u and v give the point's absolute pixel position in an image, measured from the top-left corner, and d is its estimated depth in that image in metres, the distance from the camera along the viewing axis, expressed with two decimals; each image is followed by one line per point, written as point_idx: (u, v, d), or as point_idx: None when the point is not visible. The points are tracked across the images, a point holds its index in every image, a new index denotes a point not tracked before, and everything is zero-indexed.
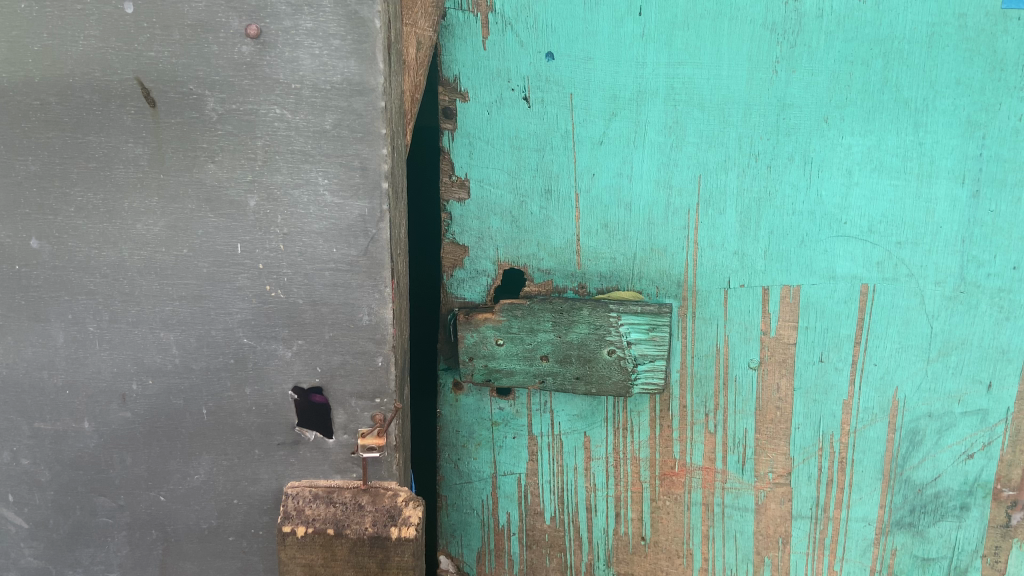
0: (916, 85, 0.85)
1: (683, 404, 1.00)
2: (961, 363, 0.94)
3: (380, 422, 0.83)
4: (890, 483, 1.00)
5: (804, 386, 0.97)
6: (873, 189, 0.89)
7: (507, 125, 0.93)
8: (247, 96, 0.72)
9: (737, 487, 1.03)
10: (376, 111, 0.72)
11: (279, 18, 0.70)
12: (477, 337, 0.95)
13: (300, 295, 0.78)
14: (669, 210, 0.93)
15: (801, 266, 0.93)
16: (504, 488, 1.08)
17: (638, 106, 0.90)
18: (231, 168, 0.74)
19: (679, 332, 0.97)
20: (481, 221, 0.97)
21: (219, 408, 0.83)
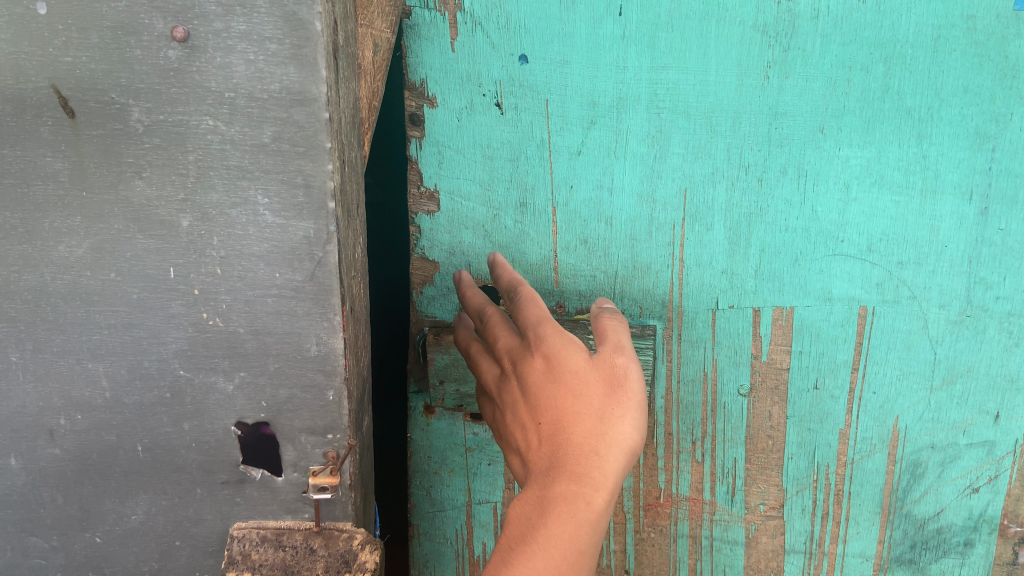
0: (919, 93, 0.81)
1: (670, 434, 1.01)
2: (966, 394, 0.94)
3: (332, 459, 0.76)
4: (888, 516, 1.02)
5: (797, 414, 0.98)
6: (872, 206, 0.86)
7: (478, 134, 0.88)
8: (176, 105, 0.65)
9: (725, 520, 1.06)
10: (321, 124, 0.65)
11: (208, 19, 0.62)
12: (448, 359, 0.95)
13: (240, 323, 0.71)
14: (653, 225, 0.90)
15: (795, 285, 0.91)
16: (480, 517, 1.08)
17: (618, 113, 0.85)
18: (160, 185, 0.67)
19: (666, 355, 0.96)
20: (453, 235, 0.93)
21: (156, 445, 0.76)
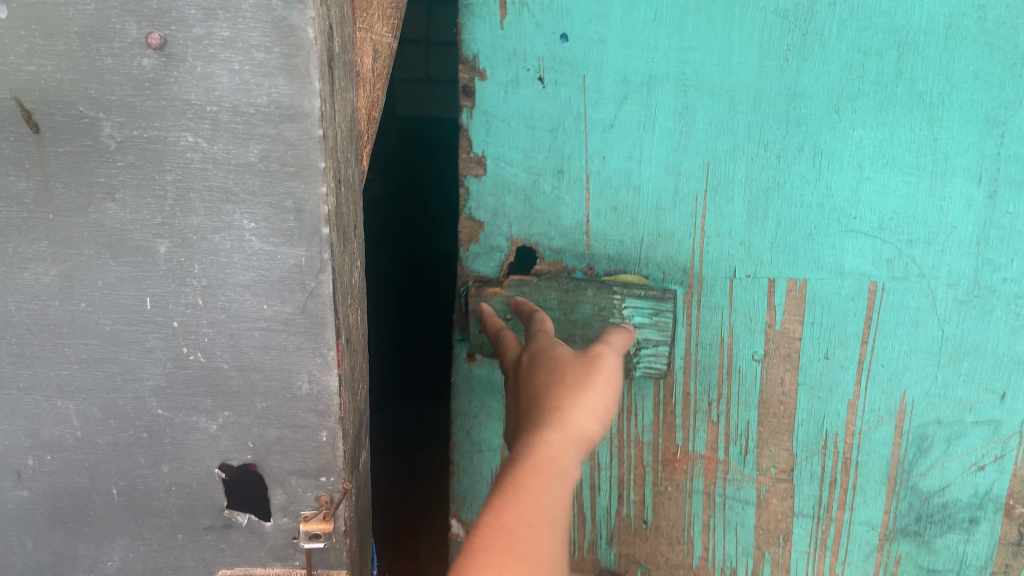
0: (929, 77, 0.77)
1: (686, 391, 0.93)
2: (973, 369, 0.87)
3: (325, 504, 0.70)
4: (895, 488, 0.94)
5: (808, 381, 0.90)
6: (881, 184, 0.81)
7: (523, 105, 0.84)
8: (152, 120, 0.58)
9: (738, 479, 0.97)
10: (314, 141, 0.58)
11: (187, 24, 0.55)
12: None
13: (224, 358, 0.65)
14: (677, 196, 0.85)
15: (807, 260, 0.85)
16: None
17: (649, 90, 0.81)
18: (135, 208, 0.60)
19: (684, 318, 0.89)
20: (496, 198, 0.88)
21: (133, 488, 0.69)
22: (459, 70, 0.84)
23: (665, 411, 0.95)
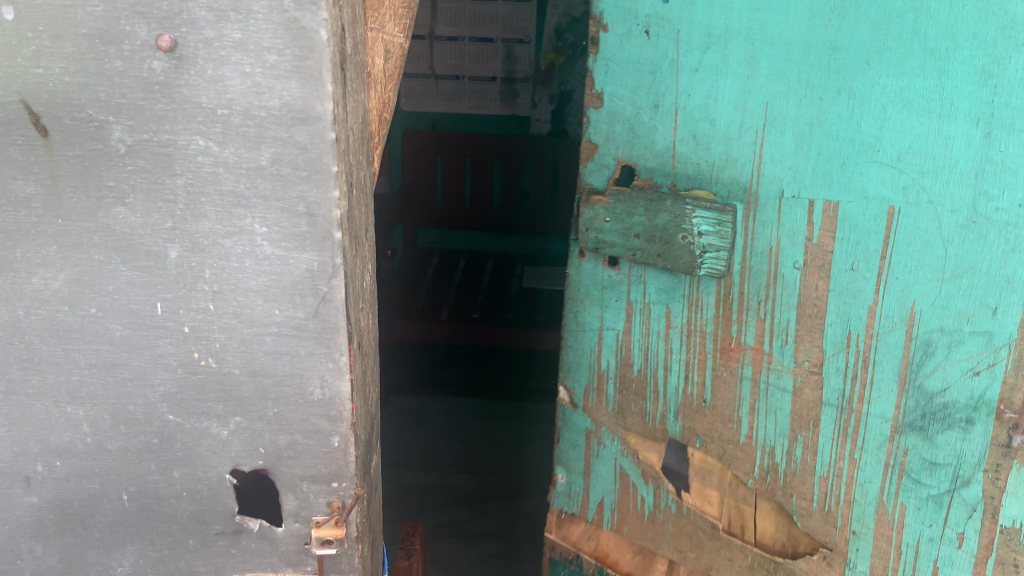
0: (943, 29, 0.68)
1: (741, 292, 0.87)
2: (978, 263, 0.71)
3: (337, 510, 0.70)
4: (902, 386, 0.78)
5: (838, 288, 0.80)
6: (904, 122, 0.71)
7: (631, 55, 0.86)
8: (162, 123, 0.57)
9: (778, 369, 0.87)
10: (326, 145, 0.57)
11: (198, 26, 0.54)
12: (591, 213, 0.93)
13: (235, 364, 0.64)
14: (743, 129, 0.81)
15: (840, 191, 0.77)
16: (606, 341, 1.01)
17: (725, 44, 0.80)
18: (145, 212, 0.59)
19: (740, 229, 0.85)
20: (608, 124, 0.91)
21: (143, 493, 0.68)
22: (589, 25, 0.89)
23: (720, 309, 0.89)
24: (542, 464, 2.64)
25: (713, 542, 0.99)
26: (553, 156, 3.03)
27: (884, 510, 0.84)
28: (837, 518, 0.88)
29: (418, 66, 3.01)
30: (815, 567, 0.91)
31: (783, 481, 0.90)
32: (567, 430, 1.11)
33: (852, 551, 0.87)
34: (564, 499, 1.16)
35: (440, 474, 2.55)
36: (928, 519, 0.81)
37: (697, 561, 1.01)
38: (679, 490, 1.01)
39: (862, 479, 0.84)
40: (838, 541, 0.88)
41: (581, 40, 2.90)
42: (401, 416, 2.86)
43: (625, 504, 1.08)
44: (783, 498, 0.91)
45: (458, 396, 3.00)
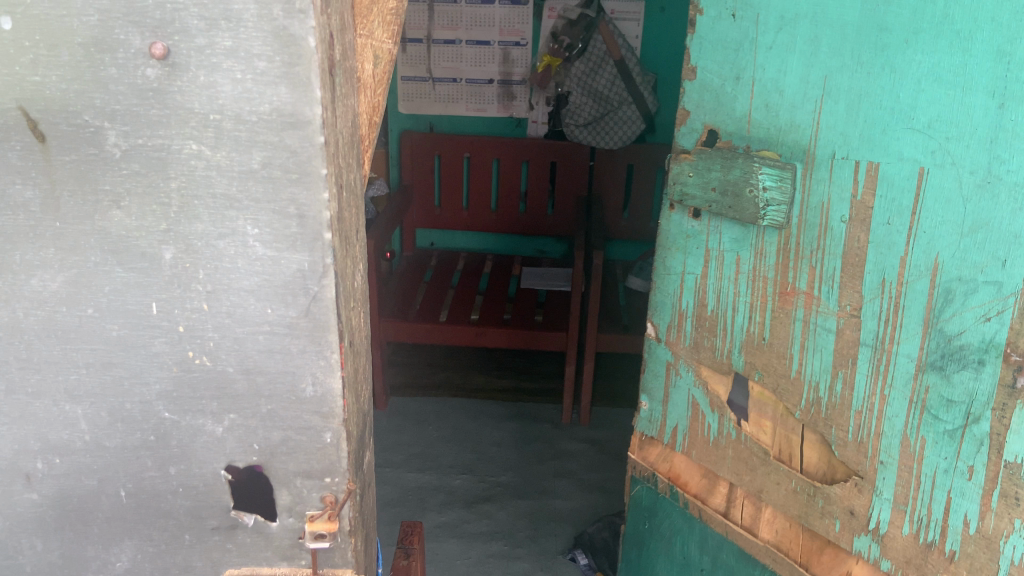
0: (972, 12, 0.78)
1: (797, 242, 1.00)
2: (996, 220, 0.79)
3: (330, 504, 0.71)
4: (926, 328, 0.88)
5: (877, 240, 0.91)
6: (935, 94, 0.82)
7: (721, 35, 1.02)
8: (156, 128, 0.59)
9: (823, 311, 0.99)
10: (315, 148, 0.59)
11: (190, 34, 0.56)
12: (679, 169, 1.10)
13: (229, 362, 0.66)
14: (807, 99, 0.94)
15: (880, 154, 0.88)
16: (688, 284, 1.16)
17: (794, 27, 0.94)
18: (140, 215, 0.61)
19: (800, 186, 0.98)
20: (697, 95, 1.07)
21: (140, 490, 0.70)
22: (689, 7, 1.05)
23: (780, 258, 1.03)
24: (541, 464, 2.66)
25: (764, 466, 1.12)
26: (552, 156, 3.03)
27: (909, 445, 0.93)
28: (869, 448, 0.98)
29: (416, 70, 3.04)
30: (848, 493, 1.02)
31: (825, 413, 1.02)
32: (652, 361, 1.26)
33: (880, 480, 0.98)
34: (645, 423, 1.32)
35: (440, 475, 2.57)
36: (948, 452, 0.89)
37: (749, 482, 1.15)
38: (739, 420, 1.14)
39: (890, 415, 0.94)
40: (868, 469, 0.99)
41: (576, 42, 2.86)
42: (401, 417, 2.88)
43: (694, 430, 1.22)
44: (823, 428, 1.03)
45: (457, 396, 3.03)
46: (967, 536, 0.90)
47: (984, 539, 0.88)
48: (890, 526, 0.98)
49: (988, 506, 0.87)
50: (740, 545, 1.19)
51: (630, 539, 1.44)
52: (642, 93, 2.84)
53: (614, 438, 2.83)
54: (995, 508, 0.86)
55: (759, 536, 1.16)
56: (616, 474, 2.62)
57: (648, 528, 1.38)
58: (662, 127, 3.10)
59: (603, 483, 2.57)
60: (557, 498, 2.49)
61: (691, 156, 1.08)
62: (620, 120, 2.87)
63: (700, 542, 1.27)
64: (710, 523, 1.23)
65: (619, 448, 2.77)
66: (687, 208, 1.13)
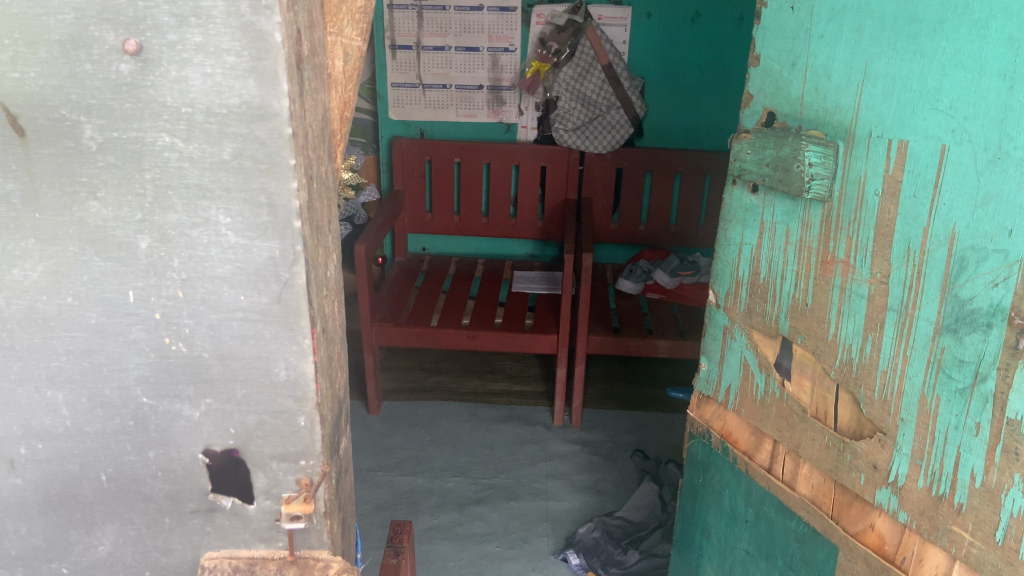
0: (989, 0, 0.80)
1: (837, 215, 1.03)
2: (1005, 191, 0.80)
3: (306, 487, 0.74)
4: (944, 293, 0.89)
5: (905, 212, 0.93)
6: (958, 77, 0.84)
7: (783, 25, 1.08)
8: (131, 121, 0.61)
9: (857, 278, 1.01)
10: (283, 139, 0.61)
11: (161, 30, 0.59)
12: (739, 148, 1.17)
13: (205, 347, 0.68)
14: (850, 82, 0.98)
15: (909, 132, 0.90)
16: (745, 254, 1.22)
17: (840, 17, 0.98)
18: (117, 206, 0.64)
19: (842, 164, 1.01)
20: (762, 82, 1.13)
21: (120, 474, 0.73)
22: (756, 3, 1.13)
23: (823, 229, 1.06)
24: (533, 466, 2.68)
25: (802, 423, 1.14)
26: (542, 160, 3.03)
27: (926, 404, 0.94)
28: (893, 406, 0.99)
29: (406, 76, 3.03)
30: (874, 449, 1.02)
31: (856, 373, 1.03)
32: (712, 326, 1.33)
33: (900, 436, 0.98)
34: (704, 383, 1.38)
35: (432, 478, 2.59)
36: (961, 410, 0.89)
37: (789, 439, 1.18)
38: (784, 379, 1.18)
39: (910, 374, 0.95)
40: (891, 426, 0.99)
41: (564, 47, 2.90)
42: (394, 420, 2.90)
43: (745, 389, 1.26)
44: (852, 387, 1.04)
45: (450, 400, 3.04)
46: (973, 490, 0.90)
47: (989, 493, 0.88)
48: (907, 479, 0.98)
49: (993, 461, 0.87)
50: (779, 499, 1.22)
51: (685, 491, 1.48)
52: (629, 98, 2.94)
53: (606, 439, 2.85)
54: (998, 463, 0.86)
55: (798, 490, 1.18)
56: (607, 475, 2.64)
57: (701, 483, 1.42)
58: (651, 129, 3.10)
59: (594, 484, 2.59)
60: (549, 499, 2.51)
61: (751, 134, 1.14)
62: (609, 125, 2.96)
63: (745, 494, 1.30)
64: (755, 477, 1.27)
65: (611, 450, 2.78)
66: (747, 185, 1.18)
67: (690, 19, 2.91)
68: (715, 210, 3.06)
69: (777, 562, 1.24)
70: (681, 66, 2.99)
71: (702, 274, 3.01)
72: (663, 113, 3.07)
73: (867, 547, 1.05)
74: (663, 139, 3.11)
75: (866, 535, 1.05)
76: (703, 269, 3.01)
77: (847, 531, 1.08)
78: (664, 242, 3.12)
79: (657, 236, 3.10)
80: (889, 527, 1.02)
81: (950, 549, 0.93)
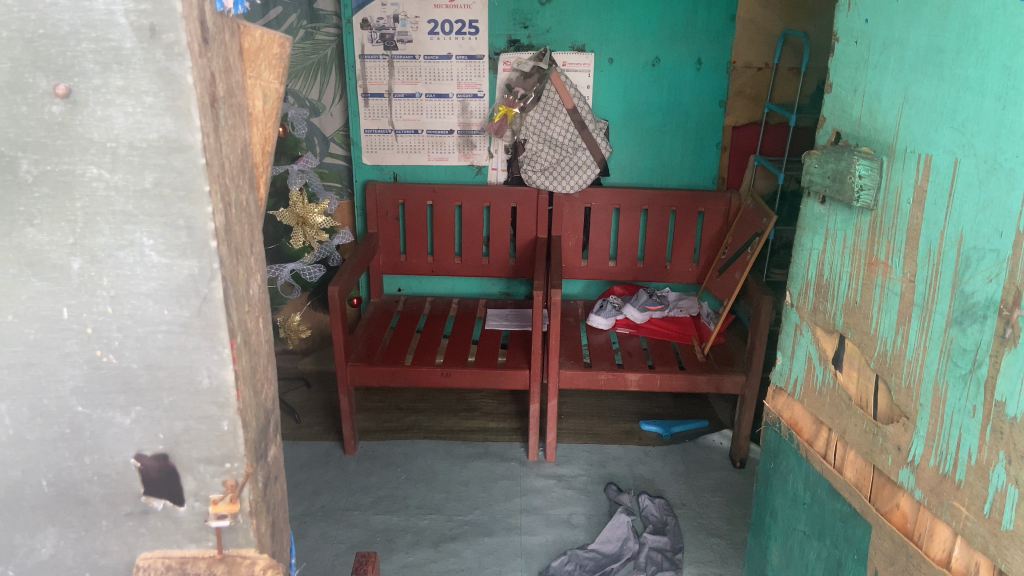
0: (991, 33, 0.87)
1: (880, 220, 1.09)
2: (998, 198, 0.86)
3: (231, 488, 0.80)
4: (954, 289, 0.94)
5: (928, 217, 0.98)
6: (967, 100, 0.91)
7: (849, 57, 1.16)
8: (62, 156, 0.69)
9: (891, 276, 1.07)
10: (197, 168, 0.70)
11: (88, 76, 0.67)
12: (809, 163, 1.25)
13: (133, 359, 0.75)
14: (892, 105, 1.05)
15: (932, 148, 0.97)
16: (814, 257, 1.29)
17: (888, 49, 1.06)
18: (50, 231, 0.71)
19: (884, 174, 1.07)
20: (833, 106, 1.21)
21: (59, 479, 0.79)
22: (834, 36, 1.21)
23: (870, 233, 1.12)
24: (507, 502, 2.66)
25: (848, 410, 1.19)
26: (512, 201, 3.06)
27: (939, 390, 0.98)
28: (915, 393, 1.03)
29: (378, 123, 3.02)
30: (899, 432, 1.06)
31: (889, 362, 1.08)
32: (786, 323, 1.39)
33: (919, 420, 1.02)
34: (778, 375, 1.43)
35: (408, 516, 2.58)
36: (964, 395, 0.94)
37: (837, 426, 1.22)
38: (836, 371, 1.23)
39: (928, 363, 1.00)
40: (913, 411, 1.03)
41: (530, 91, 2.91)
42: (370, 460, 2.89)
43: (809, 381, 1.31)
44: (886, 376, 1.09)
45: (426, 438, 3.03)
46: (970, 468, 0.94)
47: (981, 471, 0.92)
48: (921, 459, 1.02)
49: (984, 441, 0.91)
50: (830, 483, 1.25)
51: (760, 476, 1.51)
52: (595, 140, 2.93)
53: (581, 473, 2.83)
54: (988, 442, 0.91)
55: (844, 474, 1.21)
56: (582, 507, 2.63)
57: (772, 468, 1.45)
58: (617, 168, 3.09)
59: (568, 517, 2.58)
60: (523, 534, 2.50)
61: (822, 149, 1.22)
62: (575, 166, 2.93)
63: (805, 477, 1.33)
64: (812, 461, 1.31)
65: (586, 483, 2.77)
66: (819, 196, 1.26)
67: (651, 64, 2.92)
68: (683, 248, 3.07)
69: (827, 541, 1.27)
70: (645, 112, 3.00)
71: (669, 308, 3.09)
72: (629, 153, 3.06)
73: (893, 525, 1.09)
74: (630, 177, 3.10)
75: (894, 514, 1.10)
76: (670, 303, 3.09)
77: (879, 510, 1.12)
78: (634, 278, 3.13)
79: (625, 273, 3.12)
80: (910, 506, 1.06)
81: (953, 523, 0.97)
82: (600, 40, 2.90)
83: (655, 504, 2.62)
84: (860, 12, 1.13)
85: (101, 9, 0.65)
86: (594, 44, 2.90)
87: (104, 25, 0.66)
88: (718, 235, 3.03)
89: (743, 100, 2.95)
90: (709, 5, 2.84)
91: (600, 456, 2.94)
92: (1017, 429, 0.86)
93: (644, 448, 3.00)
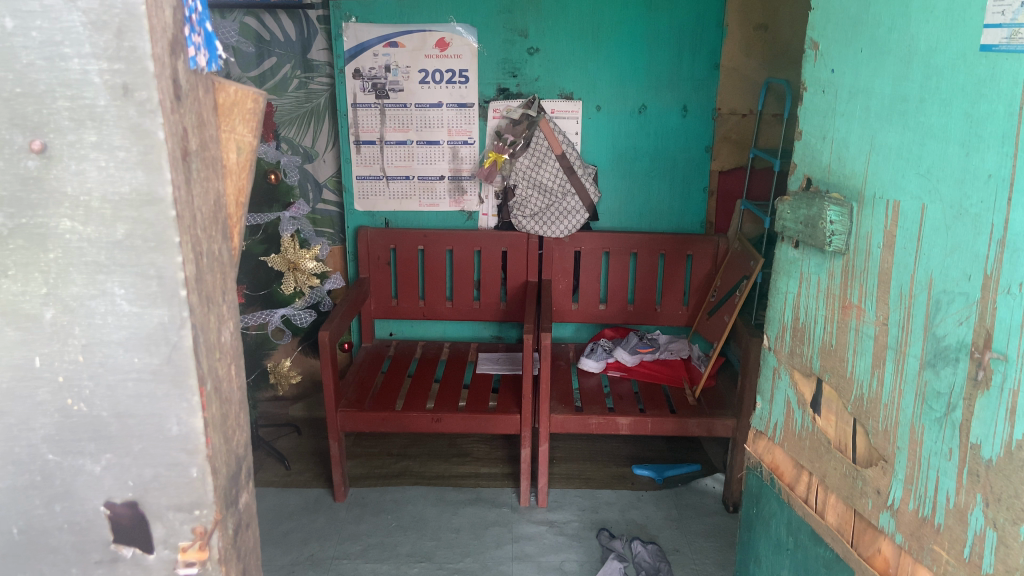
0: (953, 84, 0.90)
1: (853, 264, 1.11)
2: (965, 243, 0.89)
3: (200, 535, 0.81)
4: (926, 331, 0.96)
5: (898, 260, 1.01)
6: (932, 150, 0.93)
7: (818, 107, 1.19)
8: (36, 209, 0.71)
9: (865, 320, 1.09)
10: (168, 220, 0.72)
11: (62, 132, 0.70)
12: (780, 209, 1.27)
13: (103, 407, 0.77)
14: (859, 154, 1.08)
15: (901, 195, 0.99)
16: (790, 302, 1.30)
17: (853, 100, 1.10)
18: (24, 281, 0.73)
19: (856, 219, 1.09)
20: (803, 155, 1.23)
21: (29, 527, 0.80)
22: (801, 87, 1.24)
23: (842, 278, 1.14)
24: (499, 549, 2.64)
25: (828, 454, 1.20)
26: (502, 246, 3.07)
27: (916, 433, 0.99)
28: (892, 436, 1.04)
29: (370, 169, 3.06)
30: (878, 475, 1.07)
31: (866, 406, 1.09)
32: (765, 367, 1.40)
33: (897, 462, 1.03)
34: (757, 419, 1.43)
35: (398, 564, 2.55)
36: (940, 437, 0.95)
37: (817, 470, 1.22)
38: (815, 414, 1.23)
39: (903, 407, 1.01)
40: (891, 454, 1.04)
41: (519, 138, 2.93)
42: (360, 507, 2.87)
43: (789, 424, 1.32)
44: (863, 419, 1.10)
45: (416, 485, 3.01)
46: (948, 511, 0.95)
47: (959, 514, 0.93)
48: (900, 502, 1.03)
49: (961, 484, 0.92)
50: (814, 528, 1.24)
51: (742, 523, 1.51)
52: (584, 185, 2.96)
53: (573, 518, 2.81)
54: (965, 485, 0.92)
55: (827, 518, 1.21)
56: (573, 554, 2.61)
57: (755, 514, 1.45)
58: (606, 213, 3.12)
59: (561, 564, 2.55)
60: None
61: (792, 195, 1.24)
62: (564, 211, 2.97)
63: (788, 522, 1.33)
64: (795, 506, 1.31)
65: (578, 529, 2.74)
66: (793, 240, 1.28)
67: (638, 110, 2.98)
68: (672, 290, 3.08)
69: None
70: (632, 156, 3.04)
71: (660, 351, 3.09)
72: (617, 198, 3.09)
73: (875, 570, 1.09)
74: (618, 222, 3.12)
75: (875, 558, 1.10)
76: (661, 346, 3.09)
77: (862, 556, 1.12)
78: (624, 321, 3.13)
79: (615, 317, 3.11)
80: (891, 550, 1.06)
81: (933, 567, 0.98)
82: (588, 88, 2.96)
83: (648, 550, 2.60)
84: (826, 62, 1.16)
85: (76, 69, 0.68)
86: (581, 91, 2.96)
87: (78, 84, 0.68)
88: (706, 277, 3.04)
89: (729, 145, 3.00)
90: (693, 54, 2.91)
91: (592, 501, 2.92)
92: (994, 472, 0.87)
93: (636, 493, 2.98)
